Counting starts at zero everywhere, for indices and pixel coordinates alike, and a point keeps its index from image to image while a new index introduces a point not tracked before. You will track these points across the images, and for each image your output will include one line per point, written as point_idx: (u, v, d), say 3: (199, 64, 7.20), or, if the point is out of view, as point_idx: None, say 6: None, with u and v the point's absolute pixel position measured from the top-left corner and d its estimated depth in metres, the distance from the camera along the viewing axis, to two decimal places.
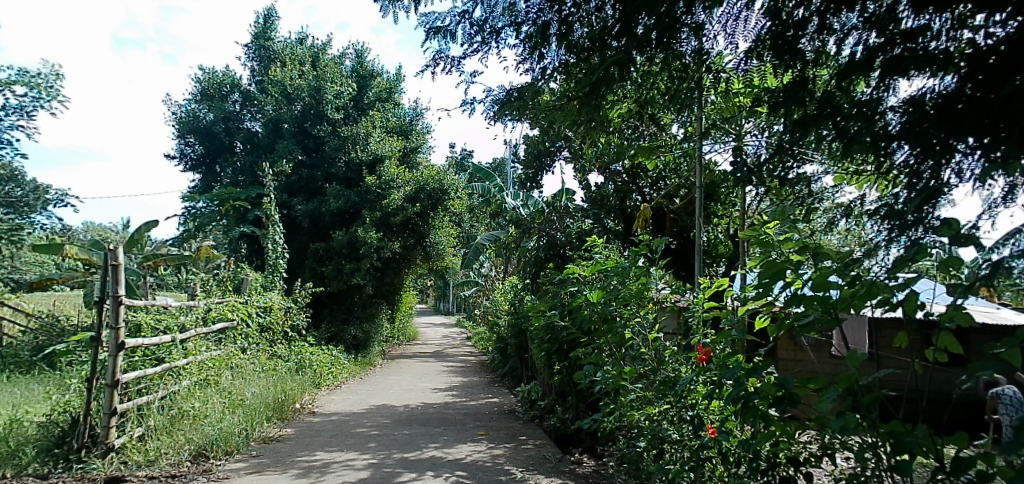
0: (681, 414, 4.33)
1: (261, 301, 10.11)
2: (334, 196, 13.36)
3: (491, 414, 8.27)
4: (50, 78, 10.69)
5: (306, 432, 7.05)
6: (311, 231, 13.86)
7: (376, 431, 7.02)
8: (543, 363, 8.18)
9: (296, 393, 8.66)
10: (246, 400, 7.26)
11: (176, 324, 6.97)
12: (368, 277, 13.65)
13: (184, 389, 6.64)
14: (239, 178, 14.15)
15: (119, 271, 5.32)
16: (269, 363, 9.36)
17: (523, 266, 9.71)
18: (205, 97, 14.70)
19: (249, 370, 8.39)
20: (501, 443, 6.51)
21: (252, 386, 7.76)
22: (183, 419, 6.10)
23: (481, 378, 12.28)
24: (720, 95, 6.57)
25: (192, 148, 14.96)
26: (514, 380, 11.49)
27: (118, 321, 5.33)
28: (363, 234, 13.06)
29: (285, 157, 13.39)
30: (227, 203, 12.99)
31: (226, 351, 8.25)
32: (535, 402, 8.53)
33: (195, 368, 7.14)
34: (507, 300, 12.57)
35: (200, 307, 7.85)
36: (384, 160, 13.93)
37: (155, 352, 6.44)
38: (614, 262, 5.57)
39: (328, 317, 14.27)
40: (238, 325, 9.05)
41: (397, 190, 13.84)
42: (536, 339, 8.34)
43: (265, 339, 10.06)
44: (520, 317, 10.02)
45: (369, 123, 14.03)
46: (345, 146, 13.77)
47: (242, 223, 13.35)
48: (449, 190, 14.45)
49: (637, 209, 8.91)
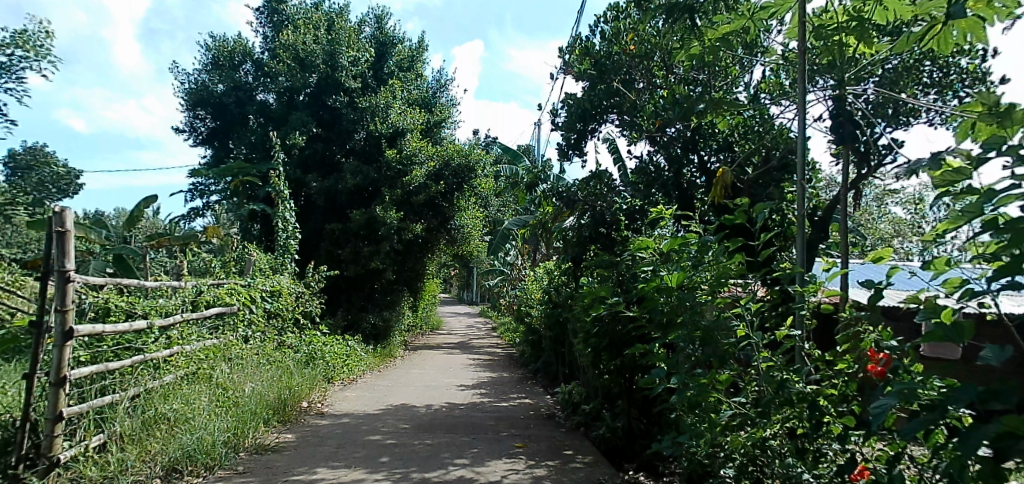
0: (814, 446, 3.10)
1: (267, 284, 9.02)
2: (352, 172, 12.29)
3: (527, 420, 7.07)
4: (39, 35, 9.65)
5: (309, 440, 5.91)
6: (328, 211, 12.83)
7: (393, 441, 5.87)
8: (588, 361, 6.96)
9: (303, 390, 7.55)
10: (243, 399, 6.19)
11: (155, 308, 5.85)
12: (389, 262, 12.54)
13: (165, 387, 5.56)
14: (250, 152, 13.06)
15: (67, 239, 4.25)
16: (275, 354, 8.28)
17: (563, 250, 8.49)
18: (216, 66, 13.61)
19: (251, 362, 7.32)
20: (543, 461, 5.32)
21: (253, 381, 6.69)
22: (158, 424, 5.01)
23: (511, 374, 11.08)
24: (818, 31, 5.24)
25: (203, 122, 13.99)
26: (548, 378, 10.33)
27: (66, 303, 4.25)
28: (382, 214, 11.95)
29: (298, 129, 12.30)
30: (238, 179, 11.94)
31: (222, 341, 7.22)
32: (578, 406, 7.31)
33: (180, 361, 6.11)
34: (539, 287, 11.34)
35: (188, 288, 6.76)
36: (406, 133, 12.77)
37: (129, 342, 5.38)
38: (696, 236, 4.41)
39: (346, 305, 13.23)
40: (239, 311, 7.99)
41: (419, 166, 12.65)
42: (579, 331, 7.13)
43: (273, 327, 9.01)
44: (560, 307, 8.83)
45: (389, 93, 12.87)
46: (364, 118, 12.66)
47: (253, 201, 12.32)
48: (476, 167, 13.16)
49: (695, 186, 7.49)
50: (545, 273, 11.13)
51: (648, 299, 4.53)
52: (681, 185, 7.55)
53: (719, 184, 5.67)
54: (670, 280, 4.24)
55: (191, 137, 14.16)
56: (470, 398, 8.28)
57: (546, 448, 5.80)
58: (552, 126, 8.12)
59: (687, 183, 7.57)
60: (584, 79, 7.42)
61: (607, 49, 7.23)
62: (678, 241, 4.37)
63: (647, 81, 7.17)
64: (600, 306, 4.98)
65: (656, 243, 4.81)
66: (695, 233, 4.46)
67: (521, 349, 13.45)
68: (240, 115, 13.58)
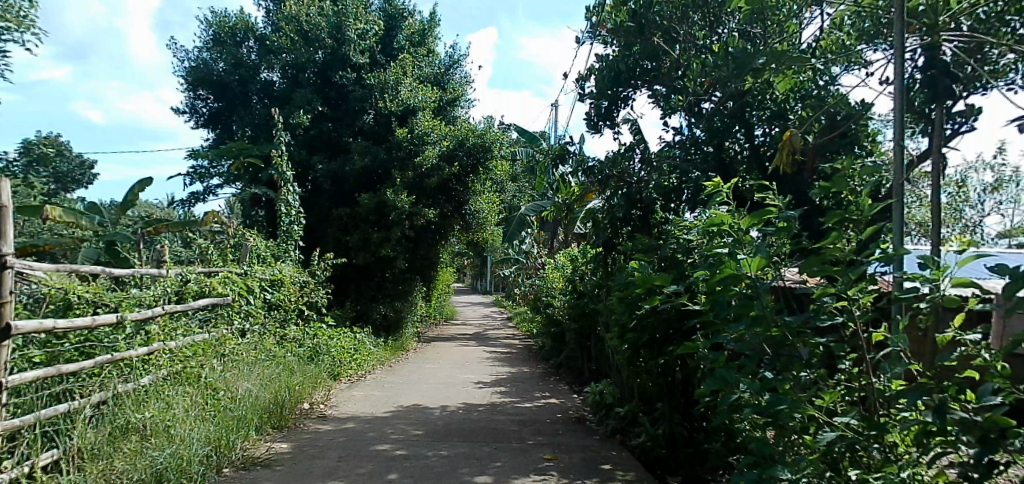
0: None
1: (266, 272, 8.27)
2: (360, 153, 11.52)
3: (555, 424, 6.26)
4: (21, 4, 8.98)
5: (307, 451, 5.16)
6: (335, 195, 12.09)
7: (403, 452, 5.09)
8: (624, 358, 6.14)
9: (304, 390, 6.81)
10: (233, 400, 5.46)
11: (129, 299, 5.09)
12: (400, 248, 11.78)
13: (140, 391, 4.82)
14: (251, 133, 12.30)
15: (6, 219, 3.66)
16: (275, 349, 7.56)
17: (591, 233, 7.67)
18: (216, 42, 12.83)
19: (246, 358, 6.59)
20: (578, 479, 4.53)
21: (247, 381, 5.95)
22: (127, 436, 4.28)
23: (532, 369, 10.32)
24: None
25: (204, 102, 13.27)
26: (572, 373, 9.54)
27: (4, 293, 3.59)
28: (392, 198, 11.16)
29: (303, 107, 11.53)
30: (239, 160, 11.19)
31: (212, 336, 6.48)
32: (611, 409, 6.50)
33: (162, 360, 5.38)
34: (561, 276, 10.52)
35: (171, 276, 6.00)
36: (417, 111, 11.94)
37: (96, 339, 4.62)
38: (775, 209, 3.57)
39: (354, 295, 12.52)
40: (235, 302, 7.26)
41: (432, 146, 11.83)
42: (613, 324, 6.32)
43: (273, 320, 8.28)
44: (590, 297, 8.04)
45: (399, 69, 12.05)
46: (372, 95, 11.88)
47: (256, 184, 11.60)
48: (492, 147, 12.31)
49: (737, 160, 6.56)
50: (568, 261, 10.31)
51: (715, 288, 3.70)
52: (725, 161, 6.62)
53: (786, 150, 4.75)
54: (748, 264, 3.41)
55: (192, 119, 13.43)
56: (489, 398, 7.49)
57: (582, 461, 4.99)
58: (579, 96, 7.27)
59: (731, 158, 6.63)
60: (617, 40, 6.55)
61: (644, 0, 6.36)
62: (757, 215, 3.51)
63: (688, 42, 6.38)
64: (649, 298, 4.15)
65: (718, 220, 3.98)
66: (776, 204, 3.59)
67: (541, 341, 12.68)
68: (242, 94, 12.80)
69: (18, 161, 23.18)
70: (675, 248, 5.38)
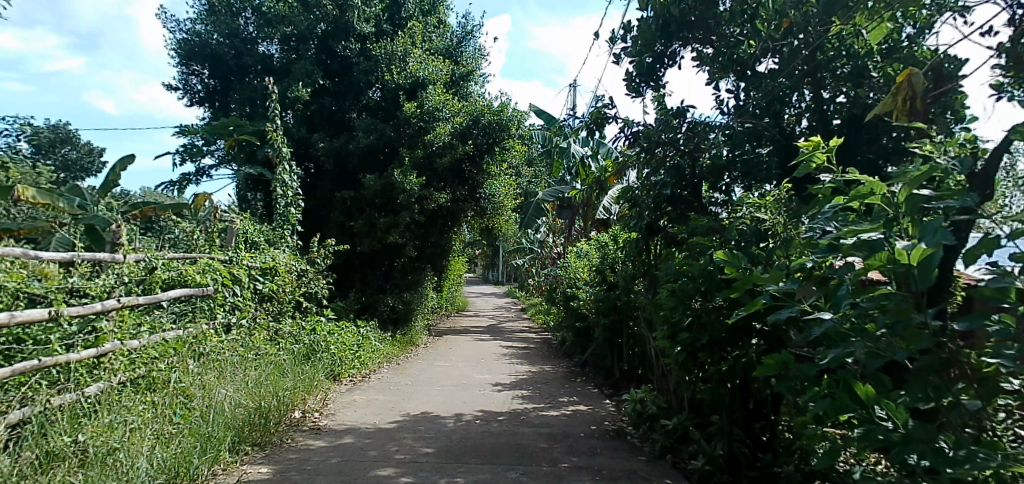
0: None
1: (256, 259, 7.33)
2: (364, 131, 10.58)
3: (591, 441, 5.25)
4: None
5: (293, 478, 4.20)
6: (339, 176, 11.14)
7: (410, 481, 4.13)
8: (674, 363, 5.14)
9: (296, 396, 5.86)
10: (206, 410, 4.55)
11: (68, 290, 4.16)
12: (408, 235, 10.81)
13: (82, 403, 3.92)
14: (247, 109, 11.32)
15: None
16: (265, 347, 6.63)
17: (626, 216, 6.64)
18: (209, 11, 11.83)
19: (229, 359, 5.66)
20: None
21: (227, 386, 5.01)
22: (54, 467, 3.35)
23: (554, 368, 9.35)
24: None
25: (198, 78, 12.28)
26: (601, 374, 8.56)
27: None
28: (400, 179, 10.15)
29: (302, 80, 10.57)
30: (233, 138, 10.25)
31: (186, 332, 5.55)
32: (656, 421, 5.51)
33: (120, 363, 4.47)
34: (586, 265, 9.51)
35: (134, 263, 5.07)
36: (428, 85, 10.91)
37: (20, 341, 3.72)
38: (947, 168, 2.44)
39: (359, 285, 11.59)
40: (218, 293, 6.31)
41: (443, 122, 10.78)
42: (659, 322, 5.32)
43: (265, 313, 7.34)
44: (628, 284, 7.10)
45: (408, 39, 11.05)
46: (378, 68, 10.96)
47: (252, 164, 10.64)
48: (509, 124, 11.25)
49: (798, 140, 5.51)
50: (595, 248, 9.29)
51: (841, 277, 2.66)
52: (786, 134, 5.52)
53: (904, 93, 3.68)
54: (908, 256, 2.29)
55: (186, 96, 12.44)
56: (510, 405, 6.50)
57: None
58: (617, 56, 6.23)
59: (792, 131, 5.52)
60: None
61: None
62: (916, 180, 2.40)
63: None
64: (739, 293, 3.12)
65: (829, 176, 3.33)
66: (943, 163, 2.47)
67: (561, 336, 11.69)
68: (238, 67, 11.80)
69: (24, 150, 22.44)
70: (745, 232, 4.40)
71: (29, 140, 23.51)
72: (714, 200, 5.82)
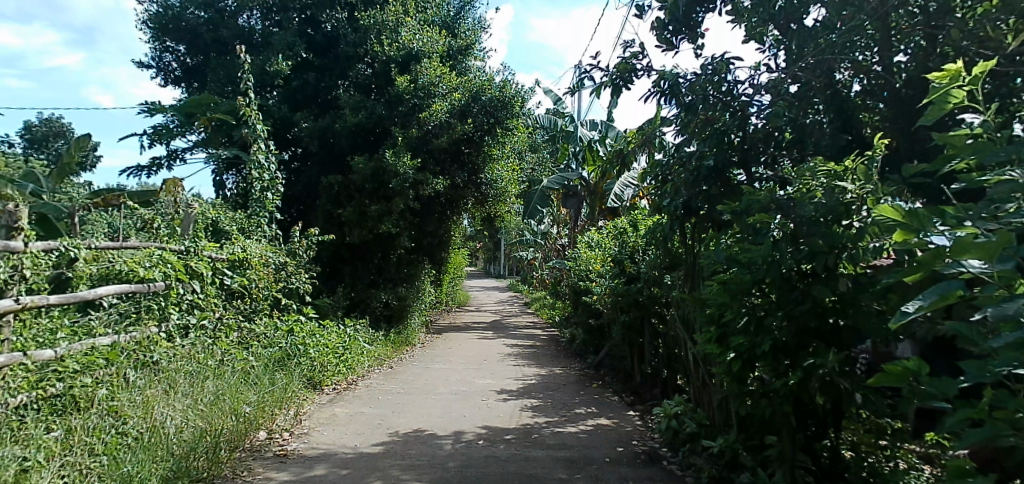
0: None
1: (221, 249, 6.36)
2: (352, 109, 9.59)
3: (619, 470, 4.28)
4: None
5: None
6: (326, 160, 10.16)
7: None
8: (722, 372, 4.18)
9: (263, 412, 4.90)
10: (141, 436, 3.71)
11: None
12: (402, 223, 9.84)
13: None
14: (224, 88, 10.33)
15: None
16: (232, 352, 5.68)
17: (651, 196, 5.67)
18: None
19: (181, 368, 4.70)
20: None
21: (170, 405, 4.06)
22: None
23: (565, 370, 8.39)
24: None
25: (172, 57, 11.27)
26: (620, 378, 7.62)
27: None
28: (392, 161, 9.16)
29: (283, 53, 9.59)
30: (206, 117, 9.27)
31: (126, 338, 4.59)
32: (697, 441, 4.55)
33: (19, 381, 3.58)
34: (600, 255, 8.54)
35: (53, 254, 4.11)
36: (421, 58, 9.90)
37: None
38: None
39: (350, 279, 10.62)
40: (172, 290, 5.34)
41: (440, 99, 9.78)
42: (703, 322, 4.34)
43: (234, 312, 6.39)
44: (654, 276, 6.15)
45: (399, 7, 10.03)
46: (367, 40, 9.97)
47: (228, 146, 9.67)
48: (512, 100, 10.24)
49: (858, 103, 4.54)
50: (610, 236, 8.32)
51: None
52: (840, 96, 4.54)
53: None
54: None
55: (160, 75, 11.42)
56: (518, 418, 5.52)
57: None
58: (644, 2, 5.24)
59: (847, 95, 4.54)
60: None
61: None
62: None
63: None
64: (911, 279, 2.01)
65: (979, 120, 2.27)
66: None
67: (571, 333, 10.72)
68: (215, 43, 10.78)
69: (18, 142, 21.53)
70: (821, 205, 3.41)
71: (20, 132, 22.61)
72: (755, 174, 4.79)
